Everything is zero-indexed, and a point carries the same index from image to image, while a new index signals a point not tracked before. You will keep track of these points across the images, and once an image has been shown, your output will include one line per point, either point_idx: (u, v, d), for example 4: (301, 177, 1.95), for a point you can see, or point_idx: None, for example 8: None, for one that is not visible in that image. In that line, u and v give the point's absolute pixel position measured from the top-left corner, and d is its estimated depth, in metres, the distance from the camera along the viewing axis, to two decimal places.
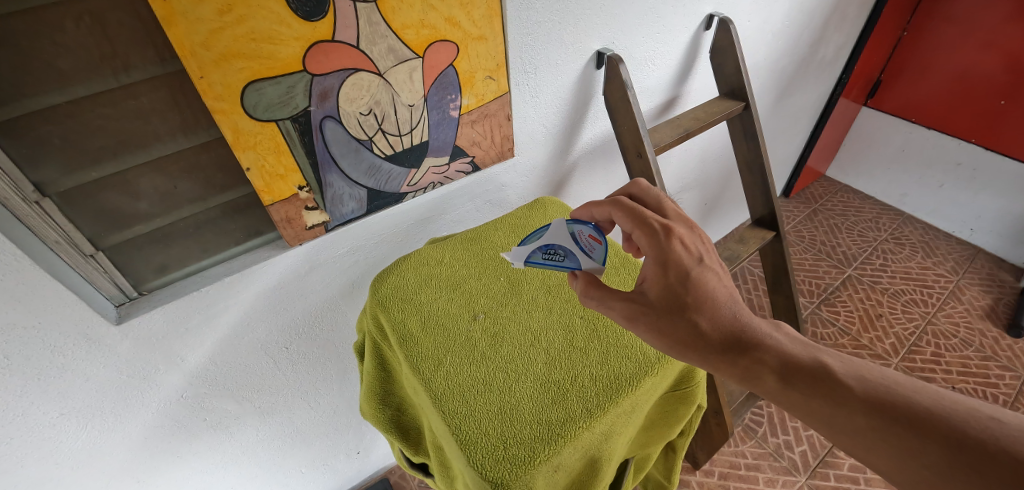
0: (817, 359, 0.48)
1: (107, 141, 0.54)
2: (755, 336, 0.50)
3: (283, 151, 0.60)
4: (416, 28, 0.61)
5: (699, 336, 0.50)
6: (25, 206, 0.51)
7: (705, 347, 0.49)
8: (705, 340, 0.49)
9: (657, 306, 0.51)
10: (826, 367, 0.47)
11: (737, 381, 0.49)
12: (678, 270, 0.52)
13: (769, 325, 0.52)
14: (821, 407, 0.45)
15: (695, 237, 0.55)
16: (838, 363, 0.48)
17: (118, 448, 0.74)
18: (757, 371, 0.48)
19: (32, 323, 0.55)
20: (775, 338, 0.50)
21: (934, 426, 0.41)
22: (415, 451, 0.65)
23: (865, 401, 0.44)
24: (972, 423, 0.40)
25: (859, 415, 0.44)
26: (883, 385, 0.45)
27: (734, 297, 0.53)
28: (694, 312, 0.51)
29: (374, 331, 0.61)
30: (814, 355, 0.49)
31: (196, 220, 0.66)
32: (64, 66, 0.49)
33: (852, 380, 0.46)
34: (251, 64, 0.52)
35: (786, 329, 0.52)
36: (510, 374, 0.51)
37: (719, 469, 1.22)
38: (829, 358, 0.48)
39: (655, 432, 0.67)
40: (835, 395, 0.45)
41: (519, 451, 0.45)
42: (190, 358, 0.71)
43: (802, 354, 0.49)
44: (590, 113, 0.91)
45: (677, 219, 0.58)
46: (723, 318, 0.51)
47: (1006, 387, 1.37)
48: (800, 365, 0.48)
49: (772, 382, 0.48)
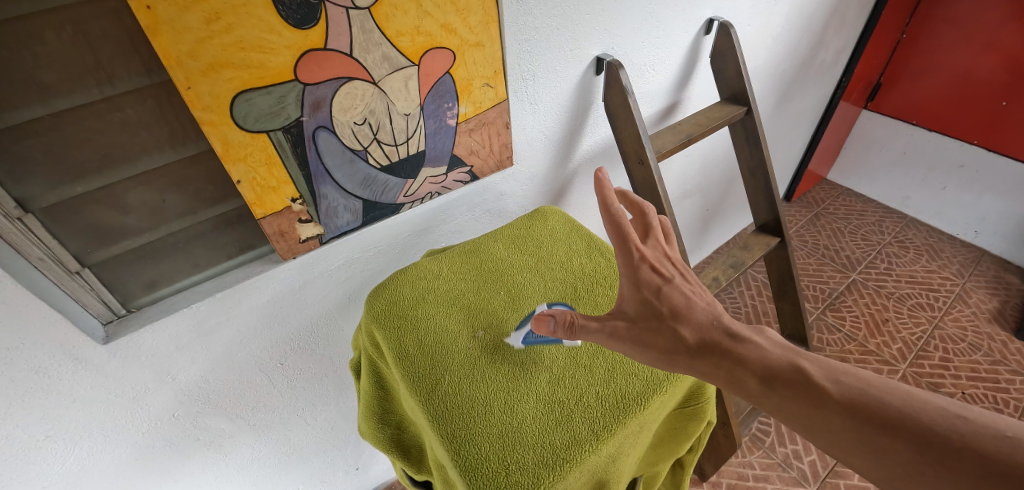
0: (793, 362, 0.46)
1: (92, 155, 0.52)
2: (733, 339, 0.48)
3: (276, 163, 0.58)
4: (411, 36, 0.59)
5: (681, 347, 0.48)
6: (7, 222, 0.49)
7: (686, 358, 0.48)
8: (686, 348, 0.48)
9: (637, 318, 0.50)
10: (803, 370, 0.45)
11: (719, 385, 0.47)
12: (650, 284, 0.51)
13: (751, 329, 0.49)
14: (799, 409, 0.43)
15: (669, 261, 0.54)
16: (816, 365, 0.45)
17: (108, 470, 0.71)
18: (737, 375, 0.46)
19: (15, 345, 0.53)
20: (756, 341, 0.47)
21: (906, 427, 0.40)
22: (417, 470, 0.62)
23: (840, 403, 0.42)
24: (943, 422, 0.39)
25: (835, 417, 0.42)
26: (859, 385, 0.43)
27: (710, 309, 0.51)
28: (672, 326, 0.49)
29: (369, 348, 0.58)
30: (792, 359, 0.46)
31: (187, 234, 0.64)
32: (45, 78, 0.47)
33: (829, 382, 0.44)
34: (241, 73, 0.51)
35: (768, 332, 0.49)
36: (512, 393, 0.49)
37: (727, 480, 1.20)
38: (807, 362, 0.46)
39: (663, 449, 0.65)
40: (813, 397, 0.43)
41: (523, 477, 0.43)
42: (182, 376, 0.69)
43: (781, 357, 0.46)
44: (589, 119, 0.89)
45: (655, 234, 0.56)
46: (702, 332, 0.49)
47: (1016, 392, 1.34)
48: (780, 368, 0.45)
49: (754, 385, 0.45)
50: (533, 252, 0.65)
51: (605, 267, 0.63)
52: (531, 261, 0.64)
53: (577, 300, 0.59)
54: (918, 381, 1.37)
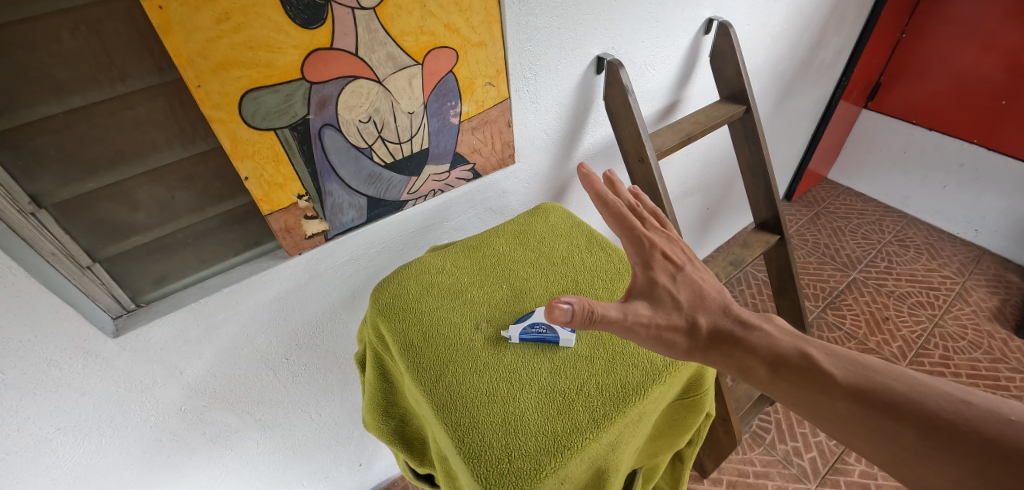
0: (801, 349, 0.49)
1: (104, 151, 0.54)
2: (745, 328, 0.51)
3: (282, 160, 0.60)
4: (415, 35, 0.60)
5: (697, 334, 0.51)
6: (21, 218, 0.50)
7: (702, 344, 0.51)
8: (701, 335, 0.51)
9: (655, 302, 0.50)
10: (811, 357, 0.48)
11: (733, 373, 0.51)
12: (664, 270, 0.53)
13: (761, 318, 0.53)
14: (806, 394, 0.47)
15: (676, 248, 0.56)
16: (823, 353, 0.49)
17: (116, 463, 0.72)
18: (748, 363, 0.49)
19: (28, 337, 0.54)
20: (765, 330, 0.51)
21: (910, 410, 0.43)
22: (420, 462, 0.64)
23: (847, 389, 0.45)
24: (946, 406, 0.42)
25: (842, 402, 0.45)
26: (864, 371, 0.46)
27: (720, 293, 0.54)
28: (690, 313, 0.52)
29: (374, 340, 0.59)
30: (800, 346, 0.49)
31: (195, 230, 0.65)
32: (59, 77, 0.48)
33: (836, 368, 0.47)
34: (250, 72, 0.52)
35: (778, 322, 0.53)
36: (515, 384, 0.50)
37: (727, 477, 1.20)
38: (816, 350, 0.49)
39: (663, 441, 0.66)
40: (820, 382, 0.46)
41: (524, 464, 0.44)
42: (189, 370, 0.70)
43: (789, 345, 0.50)
44: (590, 118, 0.90)
45: (650, 223, 0.58)
46: (716, 317, 0.52)
47: (1016, 389, 1.34)
48: (789, 356, 0.49)
49: (763, 371, 0.49)
50: (535, 247, 0.66)
51: (605, 262, 0.63)
52: (533, 256, 0.65)
53: (578, 294, 0.60)
54: None
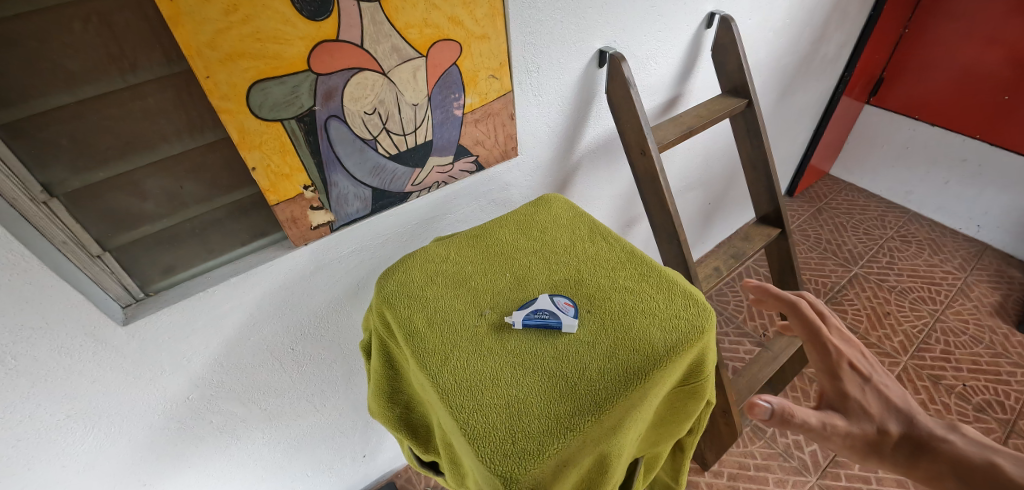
0: (990, 460, 0.47)
1: (114, 141, 0.55)
2: (935, 437, 0.50)
3: (289, 150, 0.61)
4: (419, 28, 0.61)
5: (884, 444, 0.51)
6: (33, 206, 0.51)
7: (891, 455, 0.50)
8: (891, 444, 0.51)
9: (848, 413, 0.53)
10: (999, 466, 0.46)
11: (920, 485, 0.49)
12: (853, 380, 0.55)
13: (946, 427, 0.51)
14: None
15: (862, 357, 0.58)
16: (1016, 463, 0.45)
17: (125, 451, 0.74)
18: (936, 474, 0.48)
19: (40, 324, 0.55)
20: (951, 442, 0.50)
21: None
22: (425, 449, 0.65)
23: None
24: None
25: None
26: None
27: (909, 403, 0.54)
28: (878, 422, 0.52)
29: (379, 328, 0.60)
30: (989, 456, 0.47)
31: (202, 221, 0.66)
32: (72, 67, 0.49)
33: None
34: (257, 63, 0.53)
35: (967, 431, 0.51)
36: (517, 368, 0.51)
37: (728, 470, 1.21)
38: (1010, 461, 0.46)
39: (664, 429, 0.67)
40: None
41: (527, 444, 0.45)
42: (196, 359, 0.71)
43: (978, 456, 0.48)
44: (592, 111, 0.90)
45: (835, 328, 0.61)
46: (903, 425, 0.52)
47: (1017, 384, 1.35)
48: (973, 465, 0.47)
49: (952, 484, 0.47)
50: (537, 237, 0.67)
51: (606, 250, 0.64)
52: (536, 245, 0.66)
53: (579, 281, 0.60)
54: (919, 373, 1.38)
